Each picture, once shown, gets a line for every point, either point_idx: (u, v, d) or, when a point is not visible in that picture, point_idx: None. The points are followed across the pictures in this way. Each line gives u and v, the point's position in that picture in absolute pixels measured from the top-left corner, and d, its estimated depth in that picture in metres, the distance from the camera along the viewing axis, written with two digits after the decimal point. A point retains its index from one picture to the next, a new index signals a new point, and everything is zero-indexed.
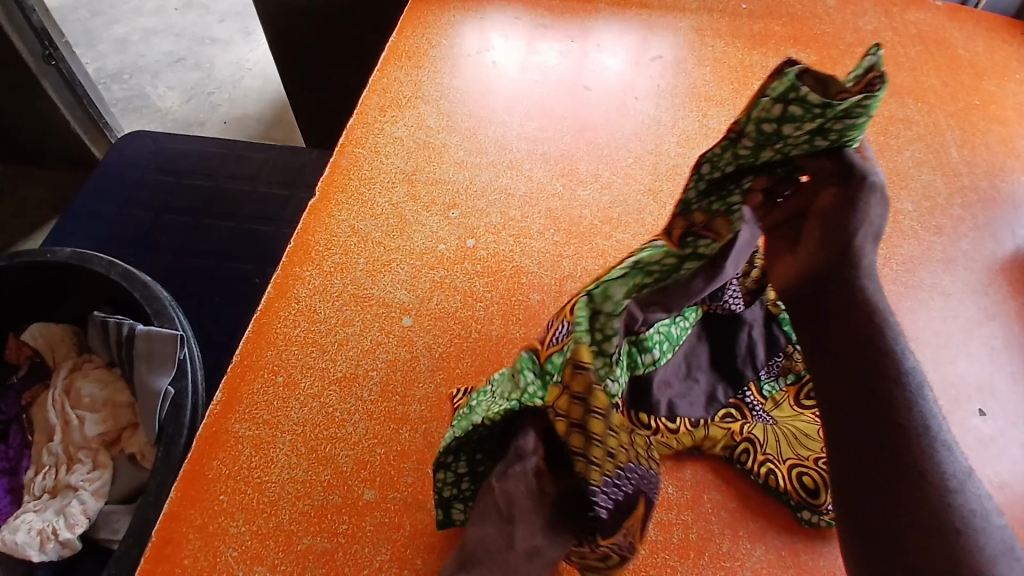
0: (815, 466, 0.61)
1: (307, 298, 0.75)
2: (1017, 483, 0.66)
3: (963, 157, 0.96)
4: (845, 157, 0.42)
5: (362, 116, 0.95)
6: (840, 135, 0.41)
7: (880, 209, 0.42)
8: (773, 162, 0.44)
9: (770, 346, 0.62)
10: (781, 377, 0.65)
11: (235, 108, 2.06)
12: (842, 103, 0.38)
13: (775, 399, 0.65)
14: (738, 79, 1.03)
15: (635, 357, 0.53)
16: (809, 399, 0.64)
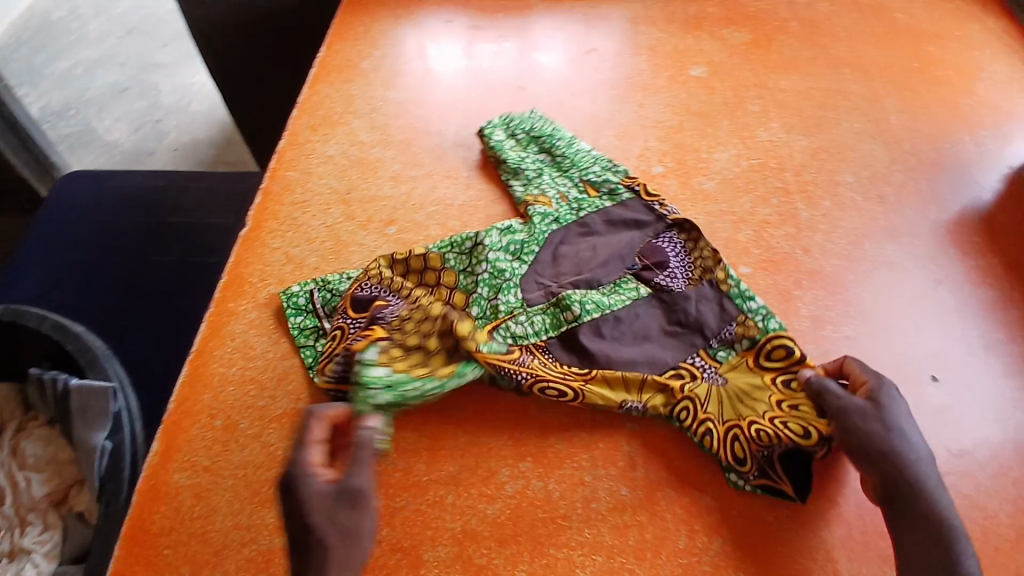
0: (749, 431, 0.61)
1: (243, 333, 0.72)
2: (976, 450, 0.66)
3: (902, 124, 0.95)
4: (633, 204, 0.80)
5: (293, 137, 0.92)
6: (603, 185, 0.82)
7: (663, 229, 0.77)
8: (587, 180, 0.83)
9: (722, 316, 0.69)
10: (736, 345, 0.68)
11: (184, 135, 2.01)
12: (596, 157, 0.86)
13: (731, 362, 0.67)
14: (675, 64, 1.02)
15: (558, 314, 0.70)
16: (768, 362, 0.65)
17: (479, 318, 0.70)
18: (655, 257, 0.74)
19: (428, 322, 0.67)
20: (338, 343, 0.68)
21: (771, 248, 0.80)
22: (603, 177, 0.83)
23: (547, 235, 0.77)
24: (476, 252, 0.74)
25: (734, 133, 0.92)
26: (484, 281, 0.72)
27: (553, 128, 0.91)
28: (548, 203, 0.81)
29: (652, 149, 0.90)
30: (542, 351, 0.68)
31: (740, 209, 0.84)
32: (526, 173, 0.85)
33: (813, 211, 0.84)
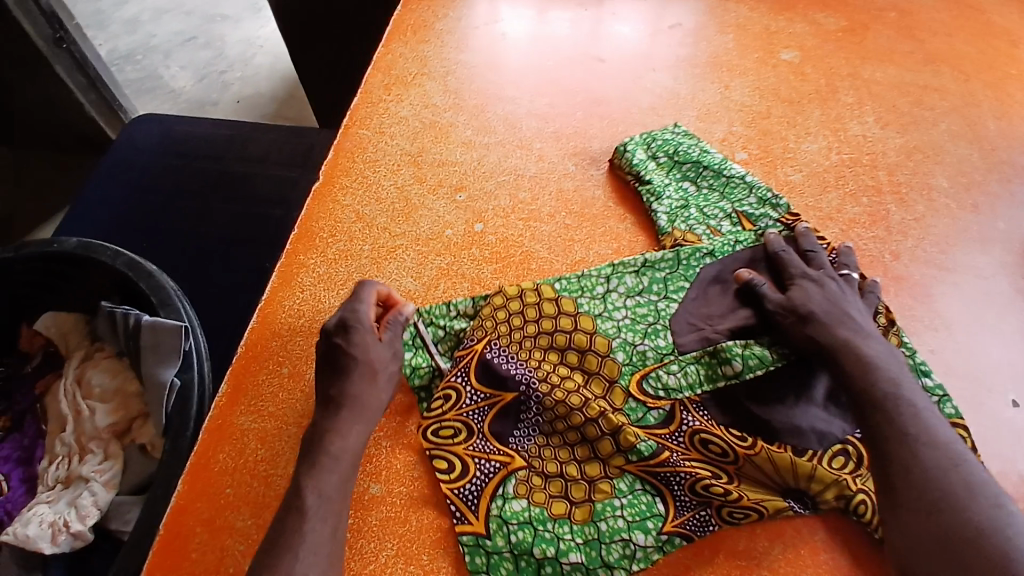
0: None
1: (312, 287, 0.73)
2: None
3: (1007, 129, 0.89)
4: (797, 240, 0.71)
5: (367, 95, 0.91)
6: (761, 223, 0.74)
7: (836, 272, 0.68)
8: (748, 216, 0.75)
9: None
10: None
11: (247, 88, 2.03)
12: (759, 189, 0.76)
13: None
14: (764, 46, 0.97)
15: (715, 366, 0.62)
16: None
17: (625, 364, 0.63)
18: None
19: (566, 448, 0.60)
20: (454, 407, 0.61)
21: (855, 249, 0.76)
22: (760, 211, 0.75)
23: (699, 269, 0.69)
24: (610, 297, 0.68)
25: (822, 124, 0.87)
26: (626, 326, 0.66)
27: (700, 151, 0.81)
28: (698, 240, 0.72)
29: (734, 135, 0.86)
30: (696, 407, 0.61)
31: (824, 205, 0.79)
32: (670, 200, 0.77)
33: (902, 213, 0.79)
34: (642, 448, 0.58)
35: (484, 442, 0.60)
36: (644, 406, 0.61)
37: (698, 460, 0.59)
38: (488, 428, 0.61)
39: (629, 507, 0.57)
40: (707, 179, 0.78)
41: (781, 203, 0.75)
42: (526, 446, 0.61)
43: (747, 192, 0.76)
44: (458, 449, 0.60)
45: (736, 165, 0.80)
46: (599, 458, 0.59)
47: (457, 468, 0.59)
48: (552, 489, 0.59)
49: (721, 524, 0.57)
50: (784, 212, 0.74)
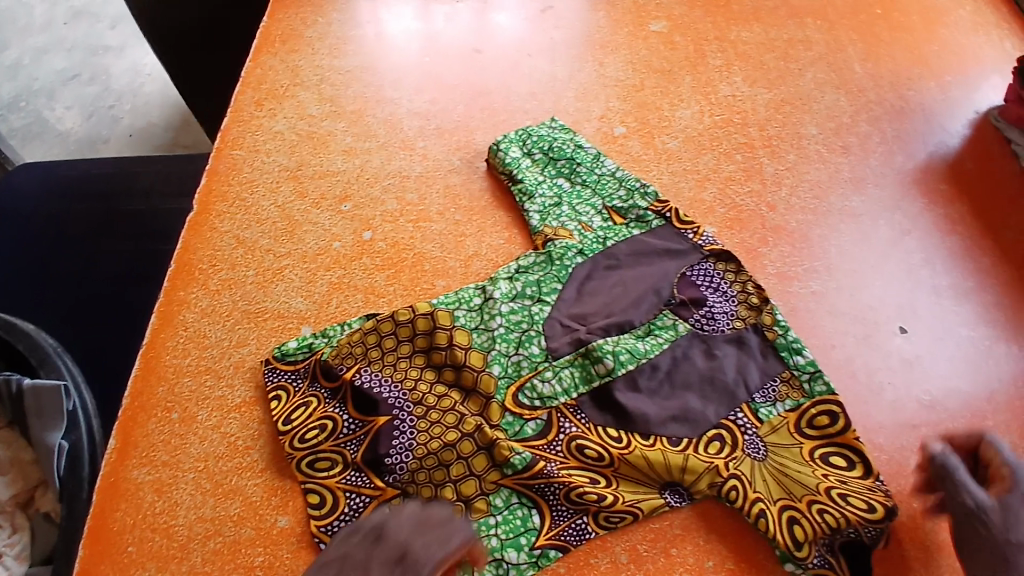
0: (809, 513, 0.56)
1: (196, 323, 0.69)
2: (948, 399, 0.66)
3: (866, 72, 0.94)
4: (663, 231, 0.74)
5: (238, 114, 0.87)
6: (635, 216, 0.76)
7: (698, 260, 0.72)
8: (620, 208, 0.76)
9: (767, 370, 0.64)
10: (778, 402, 0.63)
11: (139, 120, 1.92)
12: (626, 180, 0.78)
13: (773, 423, 0.61)
14: (635, 19, 0.98)
15: (588, 366, 0.64)
16: (810, 428, 0.61)
17: (501, 377, 0.63)
18: (690, 293, 0.70)
19: (442, 470, 0.59)
20: (330, 438, 0.61)
21: (735, 206, 0.78)
22: (629, 202, 0.77)
23: (571, 268, 0.71)
24: (487, 306, 0.68)
25: (696, 89, 0.90)
26: (501, 336, 0.66)
27: (574, 147, 0.82)
28: (569, 236, 0.74)
29: (613, 109, 0.87)
30: (574, 411, 0.62)
31: (703, 167, 0.82)
32: (543, 198, 0.77)
33: (776, 165, 0.82)
34: (516, 461, 0.58)
35: (358, 474, 0.59)
36: (521, 418, 0.62)
37: (576, 467, 0.59)
38: (362, 457, 0.60)
39: (503, 524, 0.57)
40: (581, 173, 0.80)
41: (649, 191, 0.77)
42: (401, 476, 0.59)
43: (616, 181, 0.79)
44: (332, 483, 0.59)
45: (608, 159, 0.82)
46: (474, 475, 0.59)
47: (329, 503, 0.58)
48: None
49: (598, 532, 0.58)
50: (655, 200, 0.76)
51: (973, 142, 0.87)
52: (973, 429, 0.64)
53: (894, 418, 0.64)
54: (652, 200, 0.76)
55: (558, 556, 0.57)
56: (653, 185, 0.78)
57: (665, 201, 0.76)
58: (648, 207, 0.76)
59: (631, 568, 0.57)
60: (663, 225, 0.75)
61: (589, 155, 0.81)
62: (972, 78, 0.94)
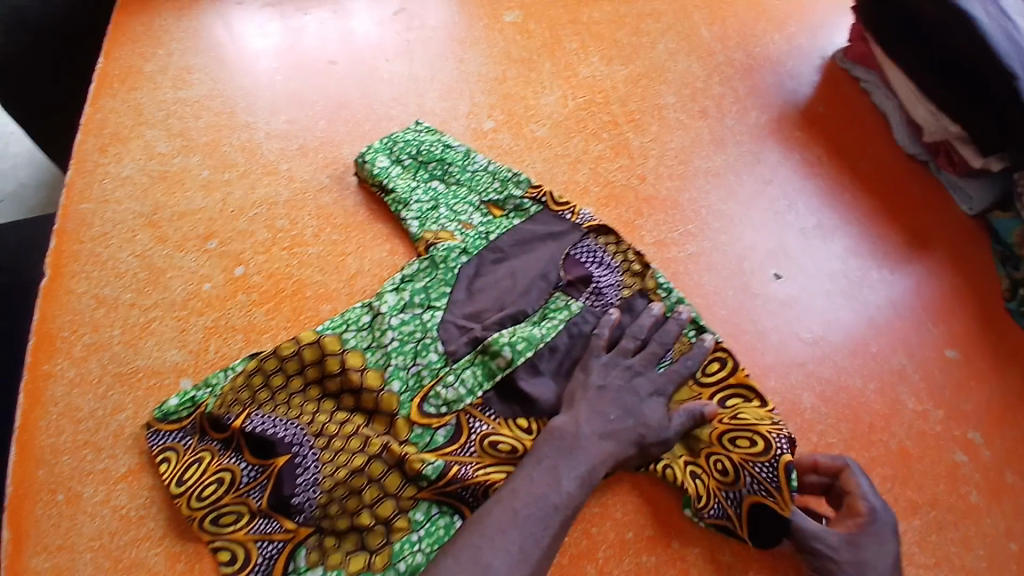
0: (709, 467, 0.59)
1: (65, 396, 0.64)
2: (828, 332, 0.70)
3: (714, 35, 0.98)
4: (542, 216, 0.75)
5: (81, 164, 0.81)
6: (513, 207, 0.76)
7: (580, 238, 0.73)
8: (499, 202, 0.76)
9: None
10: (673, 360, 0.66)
11: (8, 184, 1.59)
12: (500, 172, 0.78)
13: None
14: (488, 13, 0.99)
15: (488, 362, 0.64)
16: (706, 377, 0.64)
17: (403, 392, 0.62)
18: (577, 272, 0.71)
19: (355, 497, 0.57)
20: (230, 490, 0.58)
21: (607, 182, 0.80)
22: (505, 193, 0.77)
23: (458, 269, 0.70)
24: (377, 323, 0.66)
25: (556, 74, 0.91)
26: (395, 350, 0.64)
27: (442, 147, 0.81)
28: (451, 237, 0.73)
29: (479, 105, 0.88)
30: (482, 410, 0.62)
31: (572, 149, 0.83)
32: (419, 204, 0.76)
33: (640, 137, 0.85)
34: (429, 472, 0.57)
35: (267, 521, 0.56)
36: (430, 428, 0.61)
37: (492, 465, 0.59)
38: (269, 502, 0.57)
39: (426, 537, 0.56)
40: (455, 172, 0.79)
41: (524, 180, 0.78)
42: (312, 514, 0.57)
43: (491, 177, 0.78)
44: (241, 535, 0.56)
45: (479, 155, 0.81)
46: (391, 495, 0.57)
47: (240, 557, 0.55)
48: (348, 545, 0.56)
49: None
50: (531, 187, 0.77)
51: (819, 88, 0.93)
52: (855, 357, 0.69)
53: (783, 359, 0.68)
54: (527, 188, 0.77)
55: None
56: (528, 175, 0.79)
57: (540, 187, 0.77)
58: (524, 196, 0.76)
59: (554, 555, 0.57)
60: (541, 209, 0.75)
61: (460, 152, 0.80)
62: (808, 29, 1.00)
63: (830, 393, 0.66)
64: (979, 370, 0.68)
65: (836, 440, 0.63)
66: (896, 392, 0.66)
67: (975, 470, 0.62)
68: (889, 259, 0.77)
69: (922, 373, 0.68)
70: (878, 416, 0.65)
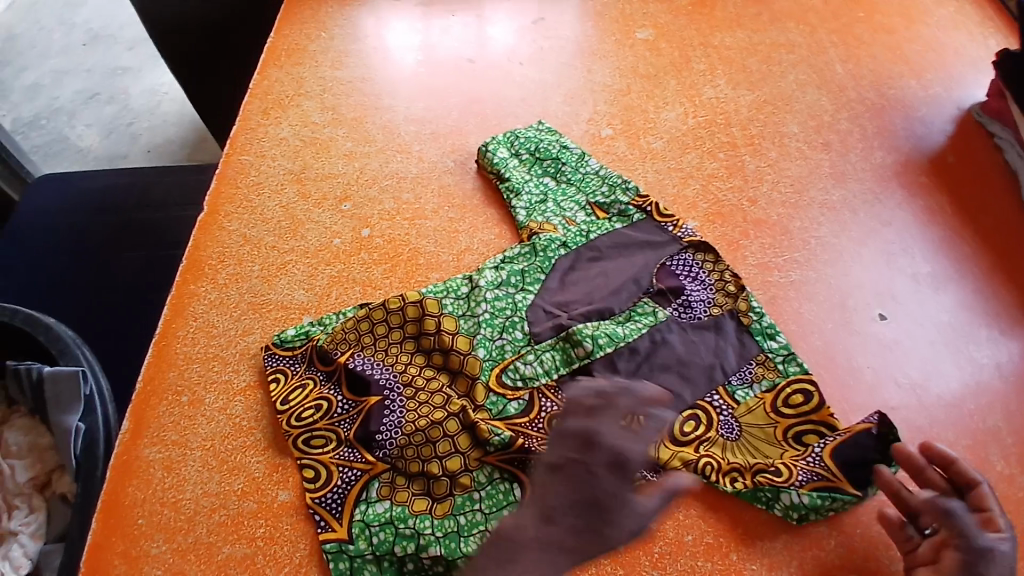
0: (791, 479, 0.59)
1: (205, 314, 0.74)
2: (928, 381, 0.68)
3: (847, 73, 0.97)
4: (645, 224, 0.78)
5: (246, 122, 0.92)
6: (618, 211, 0.79)
7: (678, 250, 0.75)
8: (605, 204, 0.80)
9: (742, 353, 0.67)
10: (755, 384, 0.65)
11: (157, 136, 1.81)
12: (609, 178, 0.82)
13: (748, 404, 0.64)
14: (622, 29, 1.04)
15: (568, 350, 0.67)
16: (786, 407, 0.63)
17: (486, 360, 0.67)
18: (669, 282, 0.72)
19: (429, 446, 0.62)
20: (324, 417, 0.64)
21: (717, 201, 0.82)
22: (611, 198, 0.81)
23: (555, 260, 0.75)
24: (473, 295, 0.71)
25: (679, 93, 0.94)
26: (486, 321, 0.69)
27: (559, 147, 0.86)
28: (554, 230, 0.77)
29: (600, 113, 0.92)
30: (554, 391, 0.66)
31: (686, 165, 0.85)
32: (529, 195, 0.81)
33: (757, 162, 0.86)
34: (497, 440, 0.61)
35: (350, 450, 0.62)
36: (504, 398, 0.65)
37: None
38: (355, 434, 0.63)
39: (487, 498, 0.60)
40: (568, 172, 0.84)
41: (630, 190, 0.81)
42: (390, 451, 0.62)
43: (602, 181, 0.82)
44: (326, 457, 0.62)
45: (592, 159, 0.85)
46: (460, 453, 0.62)
47: (322, 477, 0.61)
48: (415, 487, 0.61)
49: None
50: (637, 197, 0.80)
51: (955, 137, 0.90)
52: (956, 412, 0.66)
53: (875, 399, 0.66)
54: (632, 197, 0.80)
55: None
56: (637, 184, 0.82)
57: (648, 197, 0.80)
58: (628, 203, 0.80)
59: None
60: (646, 218, 0.78)
61: (575, 153, 0.85)
62: (951, 77, 0.97)
63: (919, 442, 0.64)
64: None
65: None
66: (988, 452, 0.63)
67: None
68: (1008, 321, 0.73)
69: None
70: None
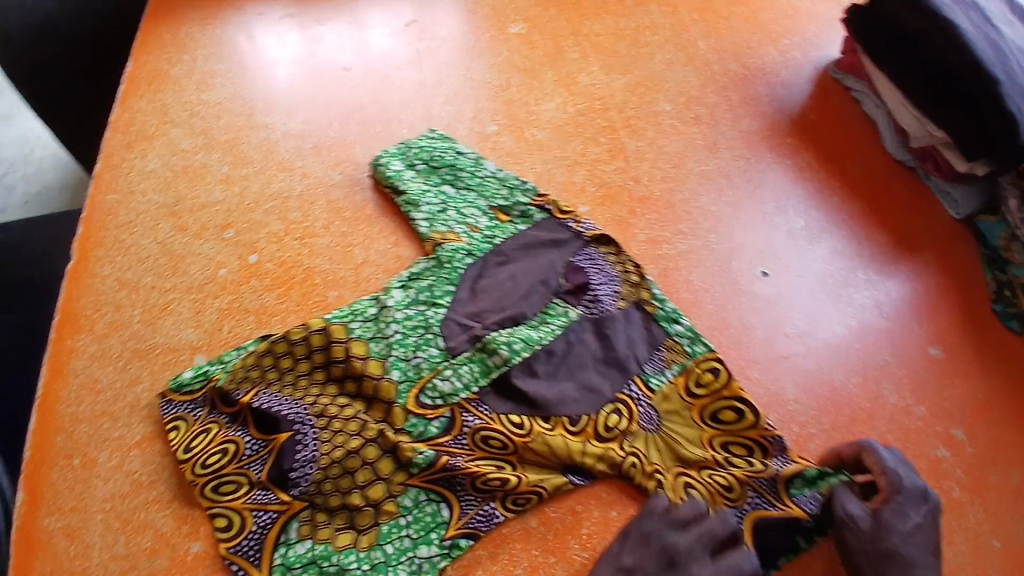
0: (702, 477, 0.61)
1: (86, 369, 0.68)
2: (811, 327, 0.73)
3: (710, 48, 1.02)
4: (547, 222, 0.79)
5: (108, 159, 0.86)
6: (519, 213, 0.80)
7: (581, 246, 0.76)
8: (507, 207, 0.80)
9: (654, 340, 0.69)
10: (667, 369, 0.67)
11: (33, 184, 1.66)
12: (509, 179, 0.82)
13: (664, 391, 0.66)
14: (494, 24, 1.05)
15: (485, 360, 0.67)
16: (699, 388, 0.65)
17: (402, 382, 0.65)
18: (577, 279, 0.74)
19: (348, 477, 0.60)
20: (233, 461, 0.61)
21: (604, 183, 0.84)
22: (512, 200, 0.80)
23: (462, 270, 0.74)
24: (382, 315, 0.69)
25: (557, 82, 0.96)
26: (397, 342, 0.68)
27: (454, 154, 0.85)
28: (457, 239, 0.76)
29: (483, 110, 0.92)
30: (476, 405, 0.65)
31: (571, 152, 0.87)
32: (429, 206, 0.80)
33: (636, 141, 0.89)
34: (421, 460, 0.60)
35: (264, 493, 0.60)
36: (424, 418, 0.64)
37: (483, 458, 0.62)
38: (268, 476, 0.60)
39: (414, 522, 0.59)
40: (467, 178, 0.83)
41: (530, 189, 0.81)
42: (307, 488, 0.60)
43: (502, 183, 0.82)
44: (239, 504, 0.59)
45: (489, 162, 0.85)
46: (382, 479, 0.60)
47: (236, 524, 0.58)
48: (337, 522, 0.59)
49: (506, 515, 0.60)
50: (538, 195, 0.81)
51: (812, 98, 0.97)
52: (837, 351, 0.71)
53: (767, 351, 0.71)
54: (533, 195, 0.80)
55: (470, 544, 0.59)
56: (534, 183, 0.82)
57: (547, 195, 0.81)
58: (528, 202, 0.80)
59: (540, 531, 0.60)
60: (547, 217, 0.79)
61: (471, 158, 0.84)
62: (802, 43, 1.04)
63: (811, 386, 0.68)
64: (959, 367, 0.70)
65: (819, 432, 0.65)
66: (879, 387, 0.69)
67: (947, 458, 0.64)
68: (874, 261, 0.79)
69: (900, 368, 0.70)
70: (858, 408, 0.67)
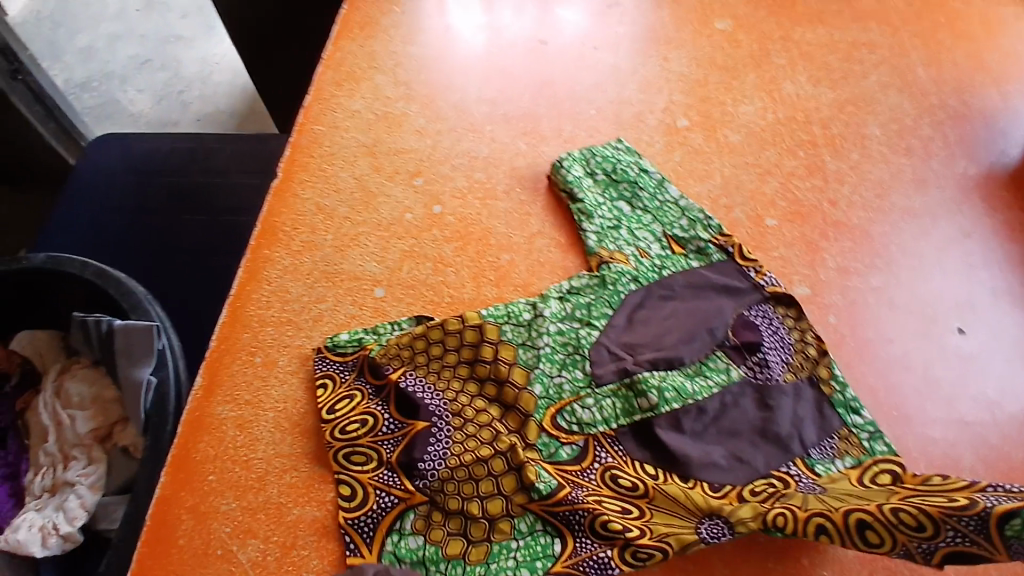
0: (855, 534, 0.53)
1: (279, 279, 0.75)
2: (1005, 401, 0.66)
3: (932, 77, 0.94)
4: (725, 265, 0.73)
5: (319, 93, 0.93)
6: (695, 248, 0.75)
7: (758, 302, 0.70)
8: (683, 237, 0.76)
9: (823, 426, 0.63)
10: (838, 459, 0.61)
11: (207, 106, 1.83)
12: (688, 208, 0.78)
13: (832, 475, 0.60)
14: (698, 18, 1.01)
15: (631, 399, 0.64)
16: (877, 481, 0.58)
17: (542, 398, 0.64)
18: (747, 337, 0.68)
19: (471, 484, 0.60)
20: (369, 433, 0.63)
21: (796, 201, 0.80)
22: (689, 232, 0.76)
23: (624, 295, 0.71)
24: (536, 324, 0.68)
25: (758, 87, 0.92)
26: (546, 356, 0.66)
27: (638, 171, 0.82)
28: (624, 261, 0.73)
29: (676, 103, 0.90)
30: (611, 442, 0.62)
31: (764, 161, 0.84)
32: (601, 219, 0.77)
33: (838, 163, 0.84)
34: (542, 487, 0.58)
35: (390, 474, 0.61)
36: (557, 440, 0.62)
37: (608, 496, 0.59)
38: (397, 459, 0.61)
39: (524, 548, 0.58)
40: (646, 197, 0.79)
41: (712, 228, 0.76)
42: (430, 483, 0.60)
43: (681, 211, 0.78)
44: (365, 478, 0.61)
45: (671, 187, 0.81)
46: (503, 496, 0.59)
47: (359, 497, 0.60)
48: (451, 526, 0.59)
49: (623, 568, 0.56)
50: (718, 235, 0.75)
51: None
52: None
53: (948, 413, 0.65)
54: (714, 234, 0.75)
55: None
56: (716, 219, 0.77)
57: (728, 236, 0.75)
58: (708, 240, 0.75)
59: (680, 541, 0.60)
60: (726, 261, 0.73)
61: (653, 176, 0.81)
62: None
63: (1000, 463, 0.62)
64: None
65: None
66: None
67: None
68: None
69: None
70: None
